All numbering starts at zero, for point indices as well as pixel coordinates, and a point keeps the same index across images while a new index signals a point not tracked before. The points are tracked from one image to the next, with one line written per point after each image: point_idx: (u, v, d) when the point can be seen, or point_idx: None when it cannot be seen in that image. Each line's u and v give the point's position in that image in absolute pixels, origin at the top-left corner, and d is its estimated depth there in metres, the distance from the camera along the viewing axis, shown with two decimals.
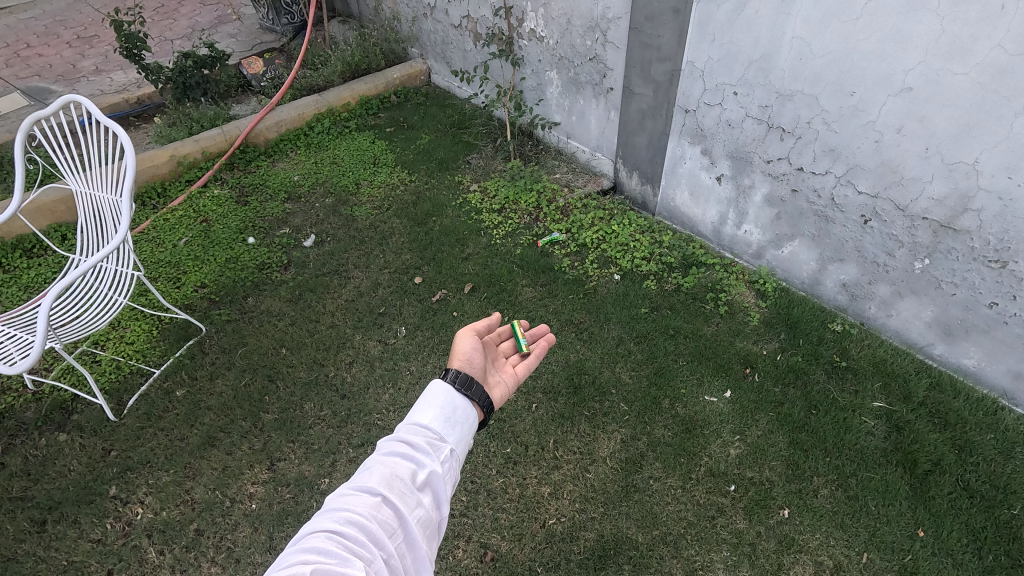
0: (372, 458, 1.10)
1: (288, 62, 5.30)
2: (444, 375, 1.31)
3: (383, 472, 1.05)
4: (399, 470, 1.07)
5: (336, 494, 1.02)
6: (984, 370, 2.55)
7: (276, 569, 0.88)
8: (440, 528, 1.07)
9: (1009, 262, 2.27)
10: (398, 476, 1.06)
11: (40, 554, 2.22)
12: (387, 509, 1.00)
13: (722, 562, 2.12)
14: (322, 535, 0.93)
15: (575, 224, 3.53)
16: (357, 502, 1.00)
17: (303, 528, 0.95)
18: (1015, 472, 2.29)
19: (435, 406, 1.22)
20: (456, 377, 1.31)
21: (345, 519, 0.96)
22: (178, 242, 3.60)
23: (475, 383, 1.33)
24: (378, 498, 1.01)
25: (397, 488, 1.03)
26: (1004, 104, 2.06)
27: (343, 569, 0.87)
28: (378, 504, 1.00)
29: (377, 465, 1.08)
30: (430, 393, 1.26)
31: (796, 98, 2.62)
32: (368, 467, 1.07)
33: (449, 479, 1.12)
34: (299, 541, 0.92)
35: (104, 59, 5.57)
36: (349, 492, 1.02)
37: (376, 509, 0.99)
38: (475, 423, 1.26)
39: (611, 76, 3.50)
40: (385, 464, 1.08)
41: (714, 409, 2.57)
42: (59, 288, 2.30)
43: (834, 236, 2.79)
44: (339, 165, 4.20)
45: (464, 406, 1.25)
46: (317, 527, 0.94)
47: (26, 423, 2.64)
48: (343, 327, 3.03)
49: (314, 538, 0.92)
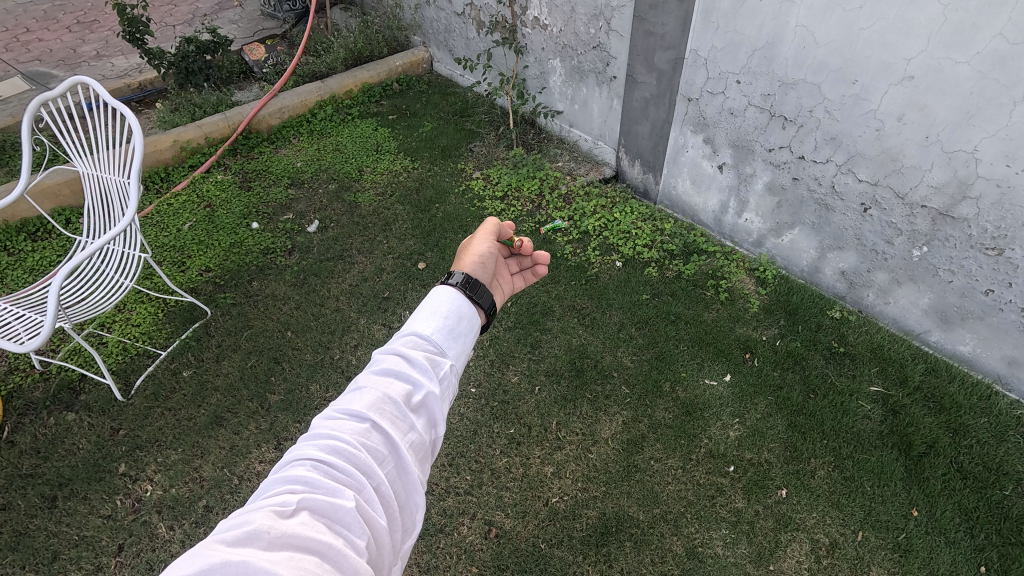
0: (363, 377, 1.11)
1: (290, 49, 5.29)
2: (451, 280, 1.35)
3: (375, 396, 1.06)
4: (392, 392, 1.08)
5: (324, 420, 1.03)
6: (979, 356, 2.59)
7: (261, 496, 0.90)
8: (434, 449, 1.10)
9: (1005, 249, 2.32)
10: (390, 400, 1.06)
11: (51, 528, 2.26)
12: (376, 435, 1.01)
13: (721, 539, 2.17)
14: (306, 465, 0.94)
15: (577, 212, 3.56)
16: (347, 428, 1.00)
17: (290, 454, 0.97)
18: (1007, 454, 2.35)
19: (437, 317, 1.24)
20: (463, 280, 1.35)
21: (329, 448, 0.97)
22: (183, 226, 3.62)
23: (483, 290, 1.37)
24: (367, 424, 1.02)
25: (387, 412, 1.05)
26: (1004, 92, 2.09)
27: (332, 500, 0.89)
28: (367, 430, 1.01)
29: (369, 386, 1.08)
30: (432, 302, 1.27)
31: (798, 86, 2.65)
32: (360, 389, 1.08)
33: (445, 399, 1.14)
34: (284, 469, 0.94)
35: (105, 44, 5.54)
36: (337, 416, 1.03)
37: (365, 436, 1.00)
38: (472, 314, 1.29)
39: (614, 65, 3.51)
40: (379, 385, 1.08)
41: (714, 392, 2.62)
42: (68, 267, 2.32)
43: (833, 224, 2.82)
44: (342, 151, 4.21)
45: (469, 314, 1.29)
46: (303, 455, 0.95)
47: (34, 402, 2.67)
48: (348, 311, 3.06)
49: (298, 467, 0.93)
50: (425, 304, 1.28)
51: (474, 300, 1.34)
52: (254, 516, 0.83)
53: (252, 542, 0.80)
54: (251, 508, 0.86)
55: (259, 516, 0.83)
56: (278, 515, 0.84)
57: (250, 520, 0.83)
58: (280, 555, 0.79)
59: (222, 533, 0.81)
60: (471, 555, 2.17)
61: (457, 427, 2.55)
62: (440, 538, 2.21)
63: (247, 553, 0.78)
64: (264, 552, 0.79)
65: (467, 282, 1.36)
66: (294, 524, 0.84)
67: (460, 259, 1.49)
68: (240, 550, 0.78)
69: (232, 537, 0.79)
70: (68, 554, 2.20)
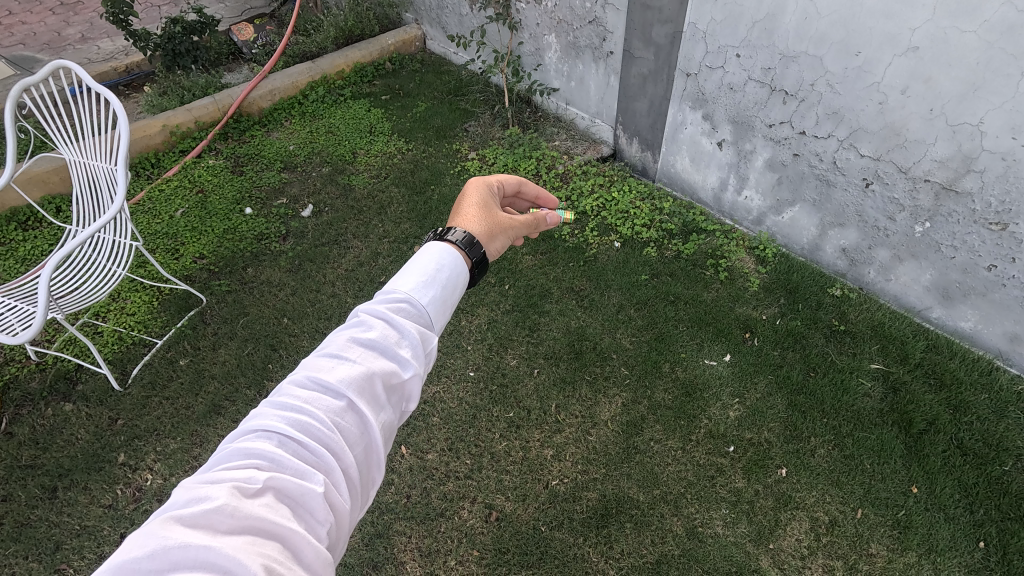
0: (344, 345, 1.00)
1: (280, 28, 5.17)
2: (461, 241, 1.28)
3: (356, 372, 0.96)
4: (375, 369, 0.98)
5: (294, 389, 0.93)
6: (980, 332, 2.58)
7: (219, 466, 0.81)
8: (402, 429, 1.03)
9: (1009, 223, 2.28)
10: (372, 378, 0.97)
11: (53, 519, 2.26)
12: (351, 416, 0.93)
13: (721, 519, 2.17)
14: (274, 440, 0.85)
15: (575, 191, 3.51)
16: (321, 404, 0.91)
17: (253, 424, 0.87)
18: (1007, 430, 2.34)
19: (429, 285, 1.15)
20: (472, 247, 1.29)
21: (301, 424, 0.88)
22: (175, 213, 3.57)
23: (478, 254, 1.31)
24: (344, 402, 0.93)
25: (367, 392, 0.96)
26: (1011, 62, 2.03)
27: (299, 483, 0.81)
28: (343, 410, 0.92)
29: (349, 359, 0.98)
30: (425, 264, 1.19)
31: (800, 59, 2.57)
32: (339, 359, 0.98)
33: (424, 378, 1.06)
34: (248, 440, 0.85)
35: (89, 26, 5.42)
36: (312, 388, 0.93)
37: (340, 415, 0.92)
38: (463, 274, 1.24)
39: (611, 40, 3.42)
40: (360, 360, 0.99)
41: (714, 372, 2.61)
42: (58, 258, 2.26)
43: (834, 200, 2.78)
44: (335, 134, 4.14)
45: (454, 275, 1.21)
46: (269, 429, 0.86)
47: (31, 393, 2.66)
48: (344, 297, 3.04)
49: (263, 441, 0.84)
50: (411, 263, 1.20)
51: (469, 257, 1.28)
52: (216, 491, 0.75)
53: (210, 523, 0.71)
54: (210, 481, 0.77)
55: (220, 491, 0.75)
56: (241, 493, 0.76)
57: (210, 495, 0.74)
58: (242, 539, 0.71)
59: (179, 509, 0.73)
60: (471, 539, 2.17)
61: (456, 411, 2.54)
62: (440, 522, 2.22)
63: (205, 534, 0.70)
64: (224, 534, 0.71)
65: (467, 239, 1.30)
66: (258, 505, 0.76)
67: (490, 230, 1.41)
68: (199, 531, 0.70)
69: (190, 517, 0.71)
70: (70, 544, 2.20)
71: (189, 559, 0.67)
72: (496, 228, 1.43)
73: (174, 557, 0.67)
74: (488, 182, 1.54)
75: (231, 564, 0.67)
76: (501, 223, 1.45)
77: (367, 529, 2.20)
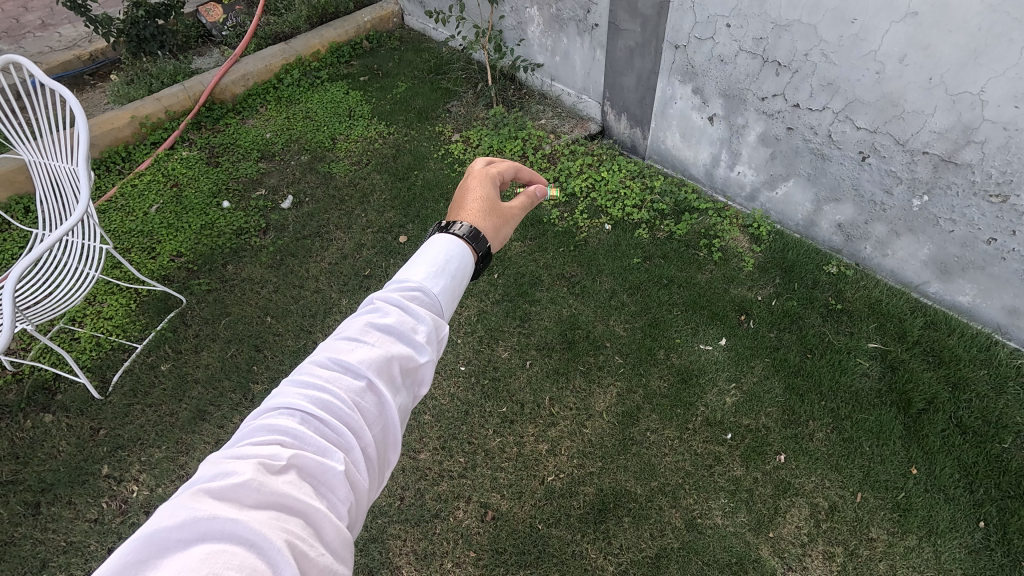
0: (361, 329, 0.91)
1: (250, 8, 4.94)
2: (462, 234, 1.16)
3: (375, 353, 0.87)
4: (394, 352, 0.89)
5: (312, 368, 0.84)
6: (979, 306, 2.53)
7: (241, 442, 0.74)
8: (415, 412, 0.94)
9: (1010, 195, 2.20)
10: (392, 360, 0.88)
11: (38, 536, 2.21)
12: (371, 396, 0.84)
13: (720, 509, 2.14)
14: (296, 417, 0.77)
15: (563, 172, 3.40)
16: (340, 383, 0.82)
17: (274, 401, 0.80)
18: (1007, 406, 2.31)
19: (435, 270, 1.05)
20: (472, 235, 1.17)
21: (322, 402, 0.80)
22: (150, 209, 3.44)
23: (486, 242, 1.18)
24: (363, 382, 0.84)
25: (387, 372, 0.87)
26: (1015, 28, 1.93)
27: (321, 460, 0.73)
28: (363, 390, 0.83)
29: (368, 341, 0.89)
30: (430, 251, 1.09)
31: (793, 28, 2.45)
32: (357, 341, 0.89)
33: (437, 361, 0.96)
34: (269, 416, 0.77)
35: (49, 11, 5.16)
36: (330, 367, 0.84)
37: (360, 396, 0.83)
38: (470, 268, 1.13)
39: (596, 11, 3.27)
40: (378, 343, 0.89)
41: (710, 357, 2.55)
42: (23, 265, 2.12)
43: (829, 174, 2.69)
44: (313, 119, 3.99)
45: (460, 260, 1.10)
46: (291, 405, 0.79)
47: (8, 405, 2.57)
48: (329, 292, 2.94)
49: (284, 417, 0.77)
50: (419, 253, 1.10)
51: (474, 250, 1.16)
52: (241, 465, 0.68)
53: (237, 495, 0.64)
54: (234, 456, 0.70)
55: (244, 466, 0.68)
56: (266, 470, 0.69)
57: (236, 470, 0.67)
58: (268, 514, 0.64)
59: (204, 482, 0.66)
60: (468, 539, 2.14)
61: (448, 408, 2.48)
62: (436, 524, 2.18)
63: (232, 508, 0.63)
64: (252, 508, 0.64)
65: (471, 232, 1.17)
66: (284, 480, 0.68)
67: (493, 224, 1.29)
68: (228, 503, 0.64)
69: (218, 488, 0.64)
70: (56, 561, 2.15)
71: (215, 532, 0.60)
72: (499, 224, 1.32)
73: (202, 527, 0.61)
74: (489, 172, 1.41)
75: (257, 537, 0.61)
76: (504, 218, 1.34)
77: (362, 534, 2.16)
